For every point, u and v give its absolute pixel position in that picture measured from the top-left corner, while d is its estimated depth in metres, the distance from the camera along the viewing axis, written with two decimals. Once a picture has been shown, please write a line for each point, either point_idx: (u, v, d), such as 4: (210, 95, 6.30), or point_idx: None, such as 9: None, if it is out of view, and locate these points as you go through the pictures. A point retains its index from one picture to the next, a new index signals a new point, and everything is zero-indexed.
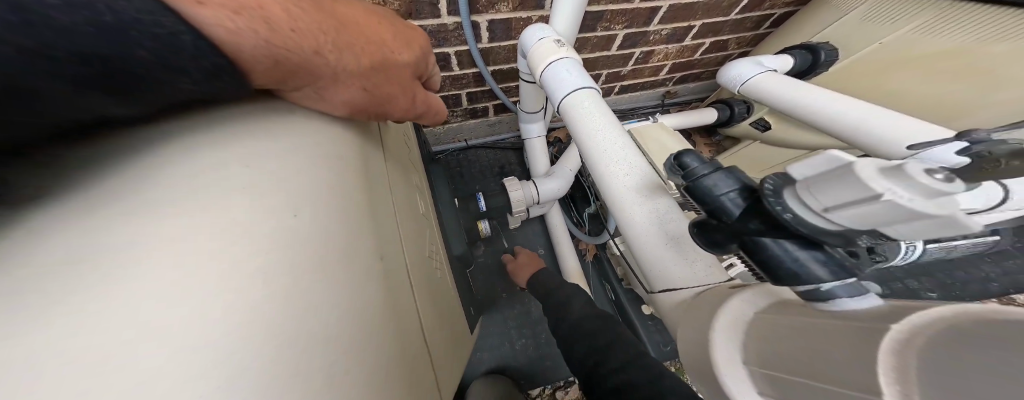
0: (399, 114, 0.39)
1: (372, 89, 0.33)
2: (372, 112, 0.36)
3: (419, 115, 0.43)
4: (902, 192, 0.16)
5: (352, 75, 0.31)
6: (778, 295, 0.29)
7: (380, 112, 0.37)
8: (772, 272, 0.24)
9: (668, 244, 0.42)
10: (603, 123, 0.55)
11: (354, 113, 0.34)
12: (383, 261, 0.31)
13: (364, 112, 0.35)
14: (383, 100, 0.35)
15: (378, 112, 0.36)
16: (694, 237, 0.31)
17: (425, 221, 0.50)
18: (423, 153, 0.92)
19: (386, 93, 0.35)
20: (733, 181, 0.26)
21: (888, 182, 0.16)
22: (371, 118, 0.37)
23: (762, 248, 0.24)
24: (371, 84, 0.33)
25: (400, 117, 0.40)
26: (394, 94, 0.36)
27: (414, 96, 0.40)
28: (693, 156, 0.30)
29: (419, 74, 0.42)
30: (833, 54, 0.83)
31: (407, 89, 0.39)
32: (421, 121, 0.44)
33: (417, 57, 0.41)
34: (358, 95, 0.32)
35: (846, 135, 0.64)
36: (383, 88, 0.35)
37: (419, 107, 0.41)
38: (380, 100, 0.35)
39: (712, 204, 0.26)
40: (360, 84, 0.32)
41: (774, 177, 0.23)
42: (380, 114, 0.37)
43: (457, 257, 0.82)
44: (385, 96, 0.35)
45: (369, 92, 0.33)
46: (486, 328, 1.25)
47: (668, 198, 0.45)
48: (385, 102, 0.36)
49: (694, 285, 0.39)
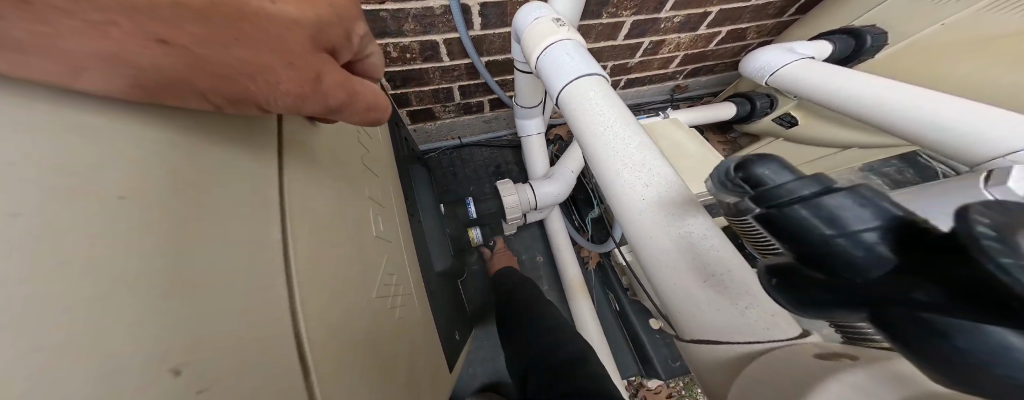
0: (285, 101, 0.22)
1: (196, 46, 0.17)
2: (215, 92, 0.18)
3: (332, 106, 0.26)
4: None
5: (120, 7, 0.14)
6: (916, 385, 0.18)
7: (238, 97, 0.19)
8: (957, 376, 0.12)
9: (706, 282, 0.31)
10: (613, 117, 0.43)
11: (166, 90, 0.16)
12: (191, 367, 0.14)
13: (195, 92, 0.18)
14: (233, 71, 0.18)
15: (232, 95, 0.19)
16: (773, 291, 0.20)
17: (386, 243, 0.39)
18: (403, 152, 0.80)
19: (236, 58, 0.18)
20: (867, 210, 0.15)
21: None
22: (224, 107, 0.20)
23: (939, 336, 0.12)
24: (189, 36, 0.17)
25: (290, 109, 0.23)
26: (260, 61, 0.20)
27: (312, 71, 0.23)
28: (775, 165, 0.19)
29: (328, 45, 0.26)
30: (881, 39, 0.72)
31: (296, 57, 0.22)
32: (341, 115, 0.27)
33: (319, 17, 0.25)
34: (153, 55, 0.15)
35: (904, 134, 0.53)
36: (227, 49, 0.18)
37: (328, 92, 0.25)
38: (226, 70, 0.18)
39: (820, 248, 0.16)
40: (157, 32, 0.15)
41: (985, 207, 0.12)
42: (239, 99, 0.20)
43: (442, 273, 0.72)
44: (235, 64, 0.19)
45: (188, 51, 0.17)
46: (479, 344, 1.14)
47: (704, 216, 0.34)
48: (241, 75, 0.19)
49: (753, 340, 0.28)
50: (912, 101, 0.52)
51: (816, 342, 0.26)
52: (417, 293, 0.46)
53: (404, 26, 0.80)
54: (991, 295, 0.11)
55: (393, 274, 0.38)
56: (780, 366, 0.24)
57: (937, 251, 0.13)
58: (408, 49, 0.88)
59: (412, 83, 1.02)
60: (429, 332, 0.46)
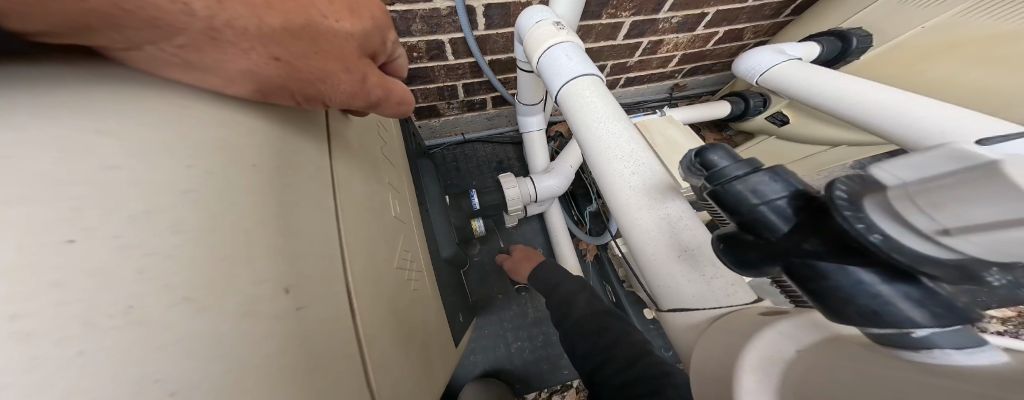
0: (343, 99, 0.28)
1: (293, 59, 0.22)
2: (297, 92, 0.24)
3: (374, 103, 0.31)
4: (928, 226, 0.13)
5: (255, 36, 0.20)
6: (827, 330, 0.22)
7: (311, 96, 0.25)
8: (835, 309, 0.17)
9: (679, 256, 0.36)
10: (606, 114, 0.48)
11: (268, 92, 0.23)
12: (293, 287, 0.21)
13: (286, 92, 0.24)
14: (313, 78, 0.24)
15: (308, 94, 0.25)
16: (721, 255, 0.24)
17: (401, 224, 0.44)
18: (411, 146, 0.85)
19: (316, 67, 0.24)
20: (780, 185, 0.20)
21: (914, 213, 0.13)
22: (300, 103, 0.26)
23: (821, 276, 0.17)
24: (290, 53, 0.22)
25: (344, 105, 0.29)
26: (331, 69, 0.25)
27: (364, 76, 0.28)
28: (722, 152, 0.23)
29: (372, 51, 0.31)
30: (867, 40, 0.76)
31: (354, 64, 0.27)
32: (376, 110, 0.33)
33: (368, 29, 0.29)
34: (268, 68, 0.21)
35: (876, 131, 0.57)
36: (312, 61, 0.24)
37: (373, 92, 0.30)
38: (310, 77, 0.24)
39: (748, 215, 0.20)
40: (272, 51, 0.21)
41: (847, 179, 0.16)
42: (312, 97, 0.25)
43: (447, 259, 0.77)
44: (315, 72, 0.24)
45: (289, 64, 0.22)
46: (481, 331, 1.20)
47: (682, 201, 0.39)
48: (317, 80, 0.24)
49: (715, 306, 0.33)
50: (885, 101, 0.56)
51: (766, 305, 0.30)
52: (427, 272, 0.51)
53: (412, 27, 0.85)
54: (847, 242, 0.16)
55: (408, 252, 0.43)
56: (733, 324, 0.29)
57: (821, 214, 0.17)
58: (416, 48, 0.92)
59: (419, 81, 1.07)
60: (437, 306, 0.51)
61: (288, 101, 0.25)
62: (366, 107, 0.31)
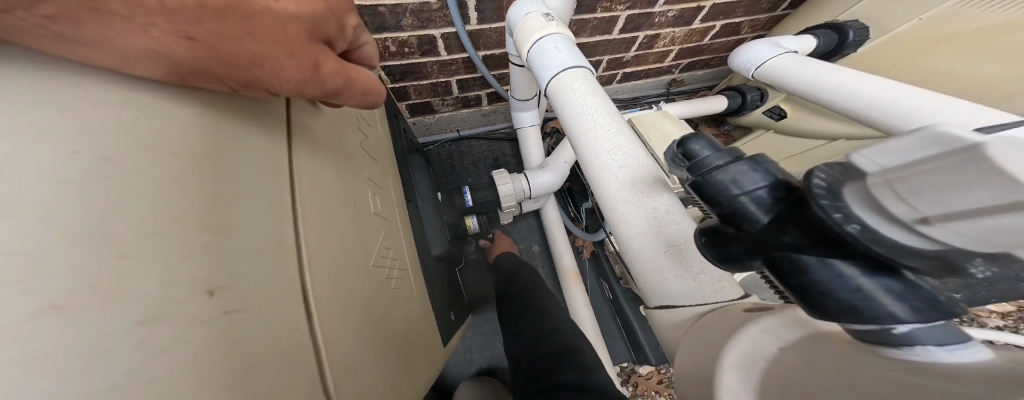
0: (289, 87, 0.25)
1: (214, 41, 0.20)
2: (228, 78, 0.22)
3: (330, 91, 0.29)
4: (903, 210, 0.12)
5: (160, 11, 0.17)
6: (809, 326, 0.21)
7: (248, 82, 0.23)
8: (814, 305, 0.16)
9: (667, 252, 0.35)
10: (593, 106, 0.47)
11: (191, 77, 0.20)
12: (220, 290, 0.17)
13: (212, 78, 0.21)
14: (243, 62, 0.21)
15: (243, 80, 0.22)
16: (703, 249, 0.23)
17: (382, 221, 0.43)
18: (402, 142, 0.84)
19: (247, 51, 0.21)
20: (759, 174, 0.18)
21: (892, 199, 0.12)
22: (236, 89, 0.23)
23: (802, 270, 0.16)
24: (210, 32, 0.19)
25: (293, 93, 0.26)
26: (269, 53, 0.23)
27: (313, 62, 0.26)
28: (703, 141, 0.22)
29: (322, 36, 0.28)
30: (864, 33, 0.75)
31: (299, 49, 0.25)
32: (335, 99, 0.30)
33: (315, 12, 0.27)
34: (182, 50, 0.18)
35: (874, 124, 0.56)
36: (242, 43, 0.21)
37: (327, 79, 0.28)
38: (240, 61, 0.21)
39: (729, 206, 0.19)
40: (183, 29, 0.18)
41: (826, 168, 0.15)
42: (250, 84, 0.23)
43: (438, 256, 0.76)
44: (245, 56, 0.21)
45: (208, 46, 0.19)
46: (477, 329, 1.19)
47: (669, 194, 0.38)
48: (252, 65, 0.22)
49: (701, 303, 0.32)
50: (882, 92, 0.55)
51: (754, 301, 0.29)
52: (412, 269, 0.50)
53: (401, 21, 0.83)
54: (827, 232, 0.15)
55: (391, 250, 0.42)
56: (717, 322, 0.27)
57: (799, 204, 0.16)
58: (406, 43, 0.90)
59: (411, 77, 1.05)
60: (423, 304, 0.50)
61: (220, 87, 0.22)
62: (322, 95, 0.29)
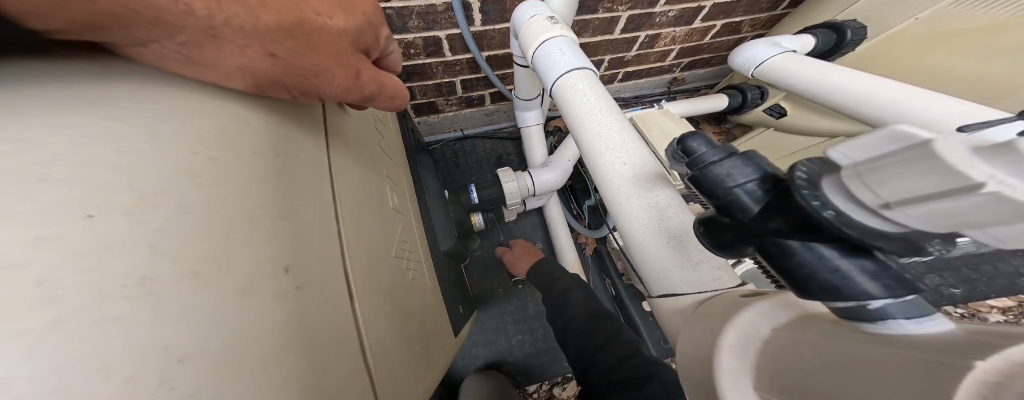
0: (337, 94, 0.28)
1: (288, 56, 0.23)
2: (293, 87, 0.25)
3: (367, 97, 0.32)
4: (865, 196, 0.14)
5: (252, 34, 0.20)
6: (799, 308, 0.23)
7: (307, 91, 0.26)
8: (801, 286, 0.19)
9: (668, 243, 0.37)
10: (597, 107, 0.49)
11: (266, 87, 0.24)
12: (293, 267, 0.21)
13: (282, 87, 0.24)
14: (307, 74, 0.25)
15: (304, 89, 0.25)
16: (702, 238, 0.25)
17: (399, 216, 0.45)
18: (410, 142, 0.86)
19: (310, 64, 0.25)
20: (751, 168, 0.21)
21: (859, 187, 0.14)
22: (296, 96, 0.26)
23: (788, 253, 0.18)
24: (286, 50, 0.23)
25: (339, 98, 0.29)
26: (325, 65, 0.26)
27: (356, 71, 0.29)
28: (701, 140, 0.24)
29: (362, 48, 0.31)
30: (860, 33, 0.76)
31: (347, 60, 0.28)
32: (369, 104, 0.33)
33: (358, 26, 0.30)
34: (264, 65, 0.22)
35: (871, 123, 0.58)
36: (306, 57, 0.24)
37: (366, 86, 0.30)
38: (305, 73, 0.25)
39: (724, 198, 0.21)
40: (268, 48, 0.22)
41: (810, 163, 0.17)
42: (308, 92, 0.26)
43: (446, 252, 0.78)
44: (309, 68, 0.25)
45: (285, 61, 0.23)
46: (482, 324, 1.22)
47: (670, 190, 0.40)
48: (311, 76, 0.25)
49: (700, 290, 0.34)
50: (876, 91, 0.57)
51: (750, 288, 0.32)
52: (426, 263, 0.53)
53: (408, 23, 0.85)
54: (806, 220, 0.17)
55: (407, 244, 0.45)
56: (715, 307, 0.29)
57: (785, 195, 0.18)
58: (412, 45, 0.93)
59: (416, 77, 1.07)
60: (436, 296, 0.53)
61: (284, 94, 0.25)
62: (359, 100, 0.31)
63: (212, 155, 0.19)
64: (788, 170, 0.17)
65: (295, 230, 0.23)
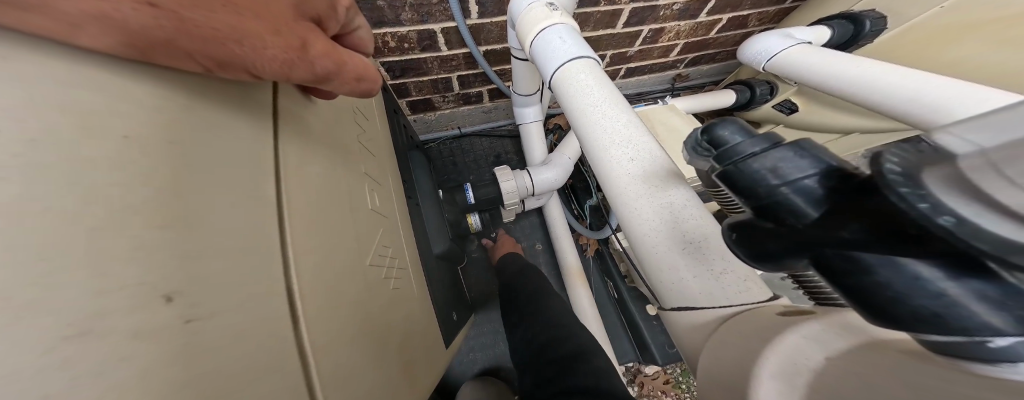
0: (273, 69, 0.22)
1: (183, 10, 0.17)
2: (200, 54, 0.18)
3: (320, 76, 0.26)
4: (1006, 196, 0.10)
5: None
6: (863, 334, 0.19)
7: (226, 62, 0.19)
8: (880, 311, 0.14)
9: (684, 249, 0.33)
10: (602, 98, 0.44)
11: (155, 52, 0.17)
12: (183, 294, 0.15)
13: (182, 53, 0.17)
14: (221, 36, 0.18)
15: (219, 58, 0.19)
16: (734, 247, 0.21)
17: (381, 219, 0.41)
18: (401, 140, 0.81)
19: (224, 23, 0.18)
20: (807, 161, 0.16)
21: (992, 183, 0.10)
22: (212, 70, 0.20)
23: (865, 270, 0.14)
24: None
25: (279, 76, 0.23)
26: (251, 28, 0.20)
27: (301, 41, 0.24)
28: (734, 127, 0.20)
29: (312, 16, 0.26)
30: (879, 23, 0.72)
31: (284, 27, 0.23)
32: (328, 85, 0.28)
33: None
34: (140, 17, 0.15)
35: (894, 116, 0.53)
36: (218, 14, 0.18)
37: (317, 62, 0.25)
38: (216, 35, 0.18)
39: (769, 198, 0.17)
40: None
41: (896, 149, 0.13)
42: (227, 64, 0.20)
43: (440, 256, 0.74)
44: (222, 29, 0.18)
45: (175, 15, 0.16)
46: (480, 329, 1.17)
47: (685, 188, 0.35)
48: (229, 41, 0.19)
49: (726, 304, 0.29)
50: (904, 80, 0.52)
51: (785, 303, 0.27)
52: (413, 270, 0.48)
53: (400, 15, 0.81)
54: (905, 227, 0.12)
55: (390, 249, 0.40)
56: (746, 326, 0.25)
57: (866, 194, 0.14)
58: (406, 38, 0.88)
59: (410, 73, 1.02)
60: (424, 305, 0.48)
61: (191, 64, 0.18)
62: (313, 80, 0.26)
63: (106, 136, 0.14)
64: (870, 165, 0.13)
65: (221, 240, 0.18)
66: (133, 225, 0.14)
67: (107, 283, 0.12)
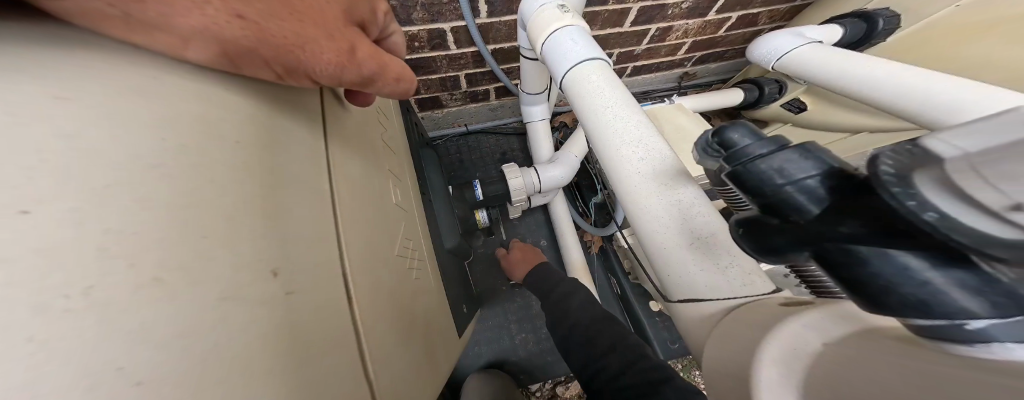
0: (329, 72, 0.24)
1: (261, 21, 0.20)
2: (274, 61, 0.21)
3: (367, 78, 0.28)
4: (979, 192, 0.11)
5: None
6: (858, 320, 0.21)
7: (291, 67, 0.22)
8: (876, 300, 0.16)
9: (691, 245, 0.35)
10: (612, 99, 0.46)
11: (239, 59, 0.20)
12: (283, 270, 0.18)
13: (260, 61, 0.20)
14: (289, 43, 0.21)
15: (287, 63, 0.22)
16: (740, 241, 0.23)
17: (402, 213, 0.43)
18: (413, 136, 0.83)
19: (291, 31, 0.21)
20: (811, 163, 0.18)
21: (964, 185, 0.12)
22: (281, 76, 0.23)
23: (860, 262, 0.16)
24: (256, 12, 0.19)
25: (334, 79, 0.25)
26: (310, 34, 0.22)
27: (350, 46, 0.26)
28: (744, 130, 0.22)
29: (356, 22, 0.29)
30: (893, 21, 0.73)
31: (337, 33, 0.25)
32: (372, 87, 0.30)
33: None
34: (232, 28, 0.18)
35: (904, 117, 0.54)
36: (283, 23, 0.21)
37: (363, 64, 0.27)
38: (285, 43, 0.21)
39: (773, 196, 0.19)
40: (234, 8, 0.18)
41: (893, 152, 0.15)
42: (292, 69, 0.22)
43: (449, 250, 0.76)
44: (289, 37, 0.21)
45: (257, 25, 0.19)
46: (485, 323, 1.20)
47: (693, 187, 0.37)
48: (295, 47, 0.22)
49: (730, 297, 0.31)
50: (918, 80, 0.53)
51: (786, 295, 0.29)
52: (429, 261, 0.50)
53: (412, 16, 0.82)
54: (890, 223, 0.14)
55: (410, 242, 0.43)
56: (750, 316, 0.27)
57: (862, 193, 0.15)
58: (417, 38, 0.90)
59: (420, 71, 1.04)
60: (439, 295, 0.51)
61: (264, 70, 0.21)
62: (360, 83, 0.28)
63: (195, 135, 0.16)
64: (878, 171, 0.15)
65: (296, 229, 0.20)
66: (236, 213, 0.16)
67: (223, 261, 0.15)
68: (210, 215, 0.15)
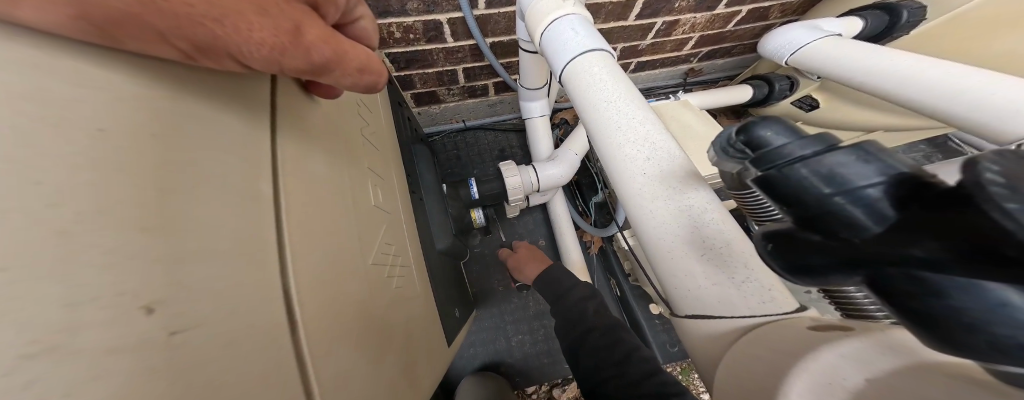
0: (261, 54, 0.20)
1: None
2: (177, 37, 0.16)
3: (318, 66, 0.25)
4: None
5: None
6: (913, 355, 0.16)
7: (207, 45, 0.18)
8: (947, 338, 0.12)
9: (702, 255, 0.31)
10: (615, 92, 0.42)
11: (122, 32, 0.15)
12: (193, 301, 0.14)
13: (154, 33, 0.16)
14: (195, 13, 0.16)
15: (199, 42, 0.17)
16: (767, 258, 0.19)
17: (382, 214, 0.39)
18: (405, 132, 0.79)
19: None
20: (868, 167, 0.15)
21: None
22: (191, 56, 0.18)
23: (934, 292, 0.12)
24: None
25: (268, 63, 0.21)
26: (229, 5, 0.18)
27: (293, 26, 0.22)
28: (777, 126, 0.18)
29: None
30: (918, 13, 0.68)
31: (272, 9, 0.21)
32: (323, 76, 0.26)
33: None
34: None
35: (927, 114, 0.51)
36: None
37: (313, 48, 0.23)
38: (189, 12, 0.16)
39: (818, 208, 0.16)
40: None
41: (995, 156, 0.11)
42: (207, 47, 0.18)
43: (442, 252, 0.72)
44: (198, 5, 0.17)
45: None
46: (481, 324, 1.17)
47: (706, 190, 0.33)
48: (205, 19, 0.17)
49: (747, 314, 0.28)
50: (947, 74, 0.49)
51: (813, 316, 0.25)
52: (415, 266, 0.46)
53: (406, 6, 0.78)
54: (989, 244, 0.11)
55: (392, 248, 0.39)
56: (770, 338, 0.24)
57: (944, 203, 0.12)
58: (411, 29, 0.85)
59: (415, 65, 1.00)
60: (425, 302, 0.47)
61: (164, 46, 0.17)
62: (307, 70, 0.24)
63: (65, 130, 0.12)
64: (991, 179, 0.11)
65: (199, 242, 0.16)
66: (120, 229, 0.12)
67: (82, 295, 0.10)
68: (66, 230, 0.11)
